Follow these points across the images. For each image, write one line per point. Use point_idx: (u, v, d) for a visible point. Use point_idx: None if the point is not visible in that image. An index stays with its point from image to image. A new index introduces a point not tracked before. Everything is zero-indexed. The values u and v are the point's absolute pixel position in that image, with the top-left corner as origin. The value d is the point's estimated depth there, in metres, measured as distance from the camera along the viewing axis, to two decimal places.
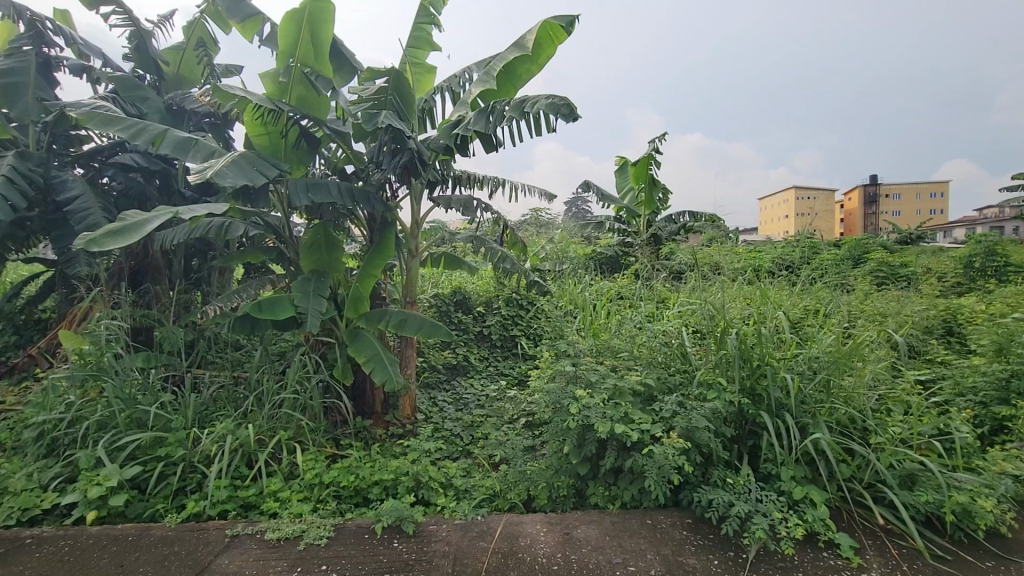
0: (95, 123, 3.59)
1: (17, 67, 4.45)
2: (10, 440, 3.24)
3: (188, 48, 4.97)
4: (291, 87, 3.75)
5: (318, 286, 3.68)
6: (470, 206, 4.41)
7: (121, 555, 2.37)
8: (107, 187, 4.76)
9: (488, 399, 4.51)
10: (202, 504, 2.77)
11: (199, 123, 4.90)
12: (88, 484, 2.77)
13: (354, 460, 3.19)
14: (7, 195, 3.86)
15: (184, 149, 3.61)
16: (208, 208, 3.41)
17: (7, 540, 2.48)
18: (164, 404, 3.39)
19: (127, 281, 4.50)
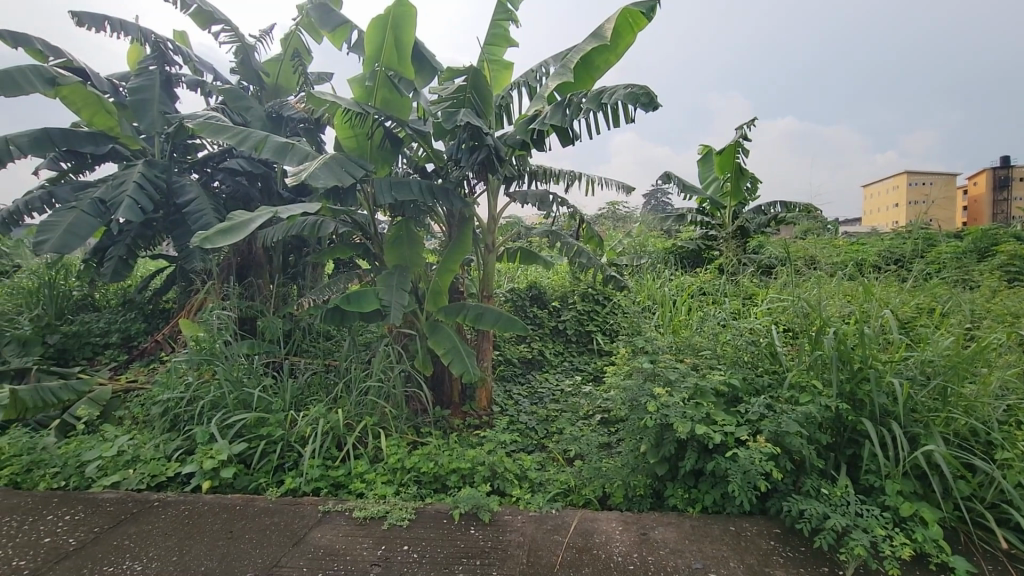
0: (208, 132, 3.97)
1: (145, 85, 5.04)
2: (142, 414, 3.70)
3: (285, 59, 5.34)
4: (376, 90, 3.94)
5: (401, 279, 3.85)
6: (546, 201, 4.41)
7: (230, 522, 2.62)
8: (218, 190, 5.28)
9: (563, 393, 4.51)
10: (298, 480, 3.01)
11: (295, 129, 5.27)
12: (204, 457, 3.10)
13: (433, 448, 3.31)
14: (138, 199, 4.38)
15: (282, 153, 3.91)
16: (304, 207, 3.68)
17: (139, 501, 2.83)
18: (265, 387, 3.71)
19: (234, 275, 4.96)
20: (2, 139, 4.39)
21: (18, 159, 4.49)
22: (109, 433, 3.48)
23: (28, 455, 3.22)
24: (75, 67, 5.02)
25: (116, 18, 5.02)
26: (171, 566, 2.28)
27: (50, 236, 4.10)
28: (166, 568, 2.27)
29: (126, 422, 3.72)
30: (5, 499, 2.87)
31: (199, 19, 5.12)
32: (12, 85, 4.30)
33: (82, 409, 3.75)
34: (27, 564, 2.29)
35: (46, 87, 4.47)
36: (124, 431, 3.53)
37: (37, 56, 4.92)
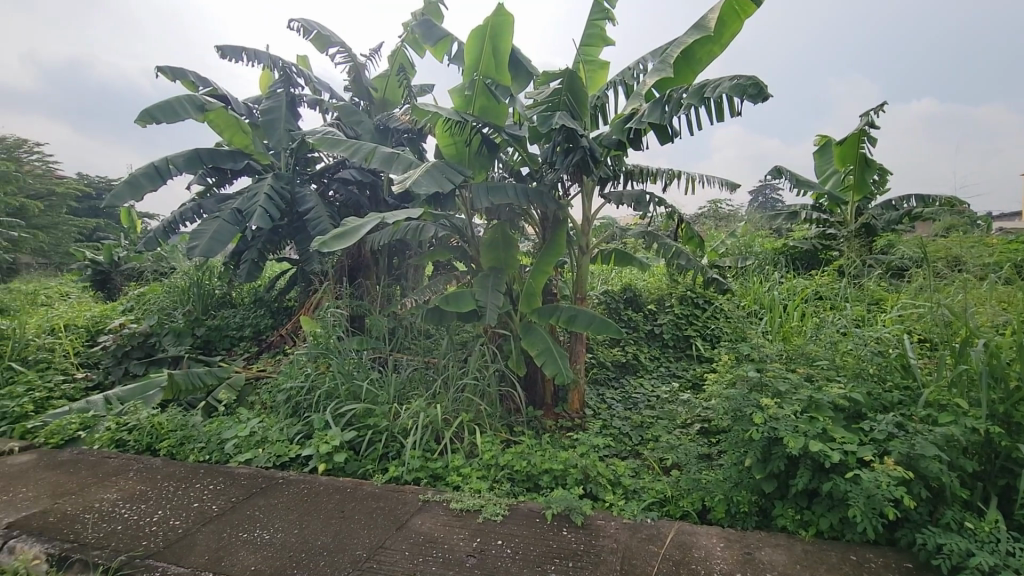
0: (325, 146, 4.35)
1: (274, 106, 5.65)
2: (269, 400, 4.15)
3: (392, 73, 5.71)
4: (475, 99, 4.08)
5: (496, 281, 3.95)
6: (642, 201, 4.30)
7: (342, 503, 2.86)
8: (333, 198, 5.78)
9: (659, 400, 4.35)
10: (401, 469, 3.20)
11: (400, 139, 5.62)
12: (320, 442, 3.41)
13: (526, 447, 3.37)
14: (268, 209, 4.93)
15: (389, 162, 4.19)
16: (407, 213, 3.91)
17: (267, 478, 3.18)
18: (373, 380, 3.99)
19: (347, 276, 5.39)
20: (164, 159, 5.14)
21: (175, 176, 5.24)
22: (243, 415, 3.94)
23: (181, 431, 3.74)
24: (219, 94, 5.75)
25: (251, 49, 5.68)
26: (293, 537, 2.53)
27: (199, 242, 4.75)
28: (288, 538, 2.52)
29: (256, 407, 4.19)
30: (165, 466, 3.37)
31: (319, 44, 5.65)
32: (172, 113, 5.02)
33: (223, 393, 4.28)
34: (181, 524, 2.66)
35: (197, 113, 5.18)
36: (255, 415, 3.98)
37: (190, 87, 5.71)
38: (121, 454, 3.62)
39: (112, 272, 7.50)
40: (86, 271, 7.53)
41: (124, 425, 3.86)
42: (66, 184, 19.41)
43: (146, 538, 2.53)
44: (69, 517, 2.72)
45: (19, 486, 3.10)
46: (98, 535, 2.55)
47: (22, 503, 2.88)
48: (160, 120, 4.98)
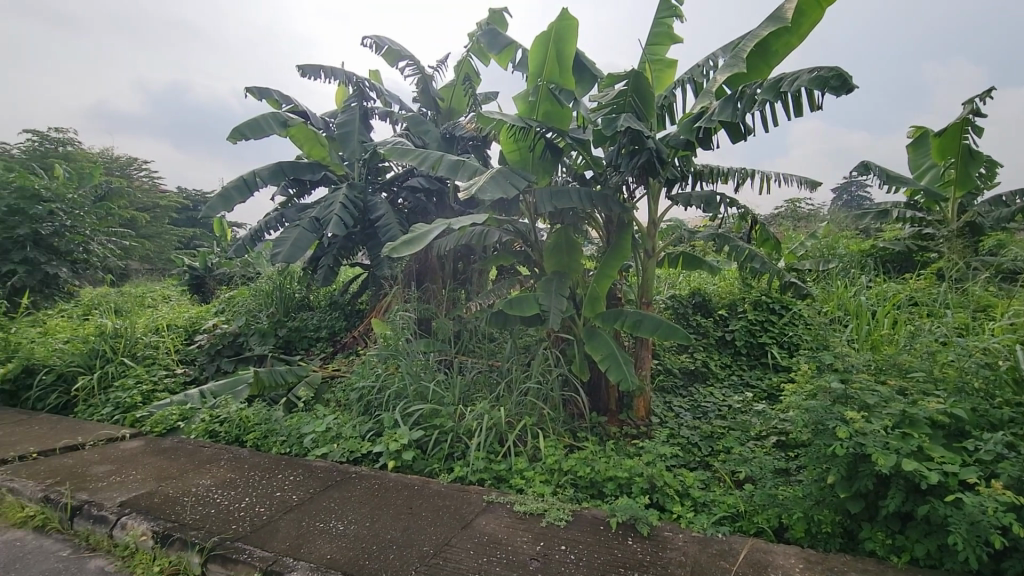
0: (395, 156, 4.52)
1: (349, 120, 5.97)
2: (343, 398, 4.37)
3: (458, 83, 5.86)
4: (539, 105, 4.11)
5: (559, 285, 3.94)
6: (712, 202, 4.14)
7: (410, 499, 2.96)
8: (402, 206, 6.01)
9: (731, 410, 4.16)
10: (466, 469, 3.26)
11: (466, 147, 5.76)
12: (390, 439, 3.55)
13: (590, 453, 3.33)
14: (343, 217, 5.21)
15: (455, 170, 4.31)
16: (472, 218, 3.99)
17: (341, 472, 3.35)
18: (439, 381, 4.10)
19: (415, 281, 5.59)
20: (252, 173, 5.57)
21: (261, 188, 5.66)
22: (319, 412, 4.18)
23: (265, 425, 4.03)
24: (299, 110, 6.15)
25: (328, 66, 6.04)
26: (365, 530, 2.65)
27: (282, 249, 5.10)
28: (360, 531, 2.64)
29: (332, 404, 4.42)
30: (252, 457, 3.64)
31: (390, 58, 5.91)
32: (258, 130, 5.44)
33: (302, 390, 4.57)
34: (265, 511, 2.86)
35: (280, 129, 5.57)
36: (330, 411, 4.21)
37: (274, 105, 6.16)
38: (214, 443, 3.95)
39: (207, 277, 8.21)
40: (185, 276, 8.30)
41: (216, 417, 4.21)
42: (169, 198, 21.46)
43: (235, 522, 2.74)
44: (171, 499, 3.00)
45: (130, 469, 3.46)
46: (195, 517, 2.79)
47: (132, 484, 3.21)
48: (248, 137, 5.41)
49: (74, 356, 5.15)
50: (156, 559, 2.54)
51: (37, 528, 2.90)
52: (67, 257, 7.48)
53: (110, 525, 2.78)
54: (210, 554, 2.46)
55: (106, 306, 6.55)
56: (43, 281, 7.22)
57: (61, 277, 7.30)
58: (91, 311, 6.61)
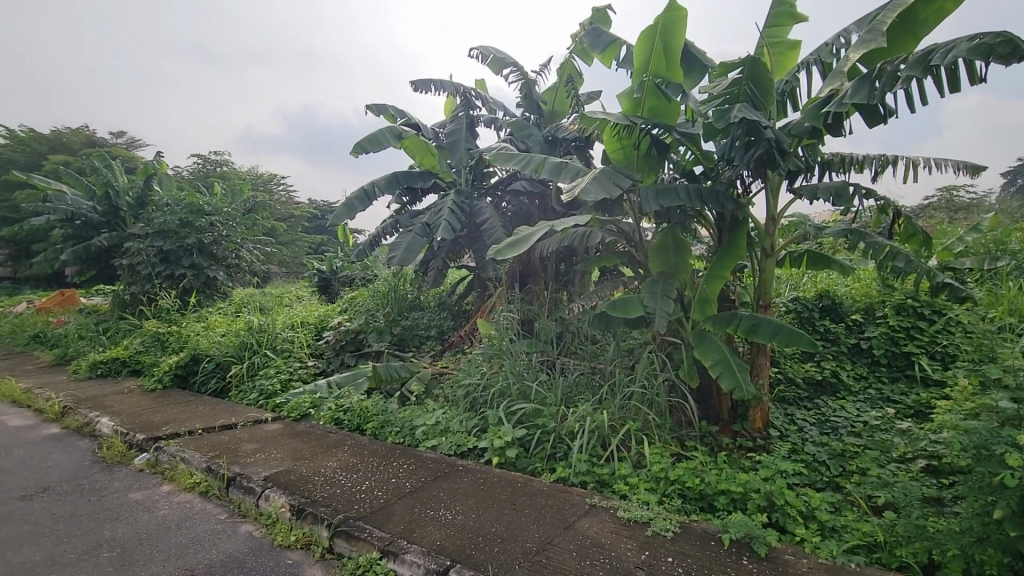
0: (500, 161, 4.63)
1: (455, 129, 6.30)
2: (451, 394, 4.59)
3: (561, 85, 5.89)
4: (643, 101, 4.01)
5: (666, 287, 3.79)
6: (843, 194, 3.73)
7: (514, 496, 3.03)
8: (506, 209, 6.17)
9: (866, 427, 3.71)
10: (568, 471, 3.26)
11: (568, 148, 5.77)
12: (495, 436, 3.65)
13: (699, 463, 3.16)
14: (451, 222, 5.47)
15: (558, 172, 4.33)
16: (575, 219, 3.99)
17: (450, 464, 3.52)
18: (542, 381, 4.14)
19: (519, 282, 5.69)
20: (371, 183, 6.06)
21: (379, 197, 6.14)
22: (430, 406, 4.43)
23: (382, 415, 4.36)
24: (412, 123, 6.57)
25: (438, 79, 6.38)
26: (471, 521, 2.76)
27: (397, 253, 5.49)
28: (467, 521, 2.75)
29: (440, 399, 4.66)
30: (371, 444, 3.96)
31: (495, 67, 6.09)
32: (377, 143, 5.90)
33: (413, 385, 4.87)
34: (382, 495, 3.09)
35: (396, 141, 5.99)
36: (439, 406, 4.44)
37: (390, 119, 6.64)
38: (339, 430, 4.35)
39: (333, 279, 9.07)
40: (315, 278, 9.23)
41: (341, 406, 4.64)
42: (301, 209, 23.99)
43: (357, 503, 2.99)
44: (304, 477, 3.36)
45: (272, 448, 3.93)
46: (323, 495, 3.10)
47: (274, 462, 3.64)
48: (368, 150, 5.89)
49: (228, 348, 5.97)
50: (293, 529, 2.86)
51: (201, 493, 3.40)
52: (223, 262, 8.68)
53: (256, 496, 3.18)
54: (336, 529, 2.71)
55: (253, 305, 7.50)
56: (205, 283, 8.44)
57: (219, 279, 8.48)
58: (241, 309, 7.61)
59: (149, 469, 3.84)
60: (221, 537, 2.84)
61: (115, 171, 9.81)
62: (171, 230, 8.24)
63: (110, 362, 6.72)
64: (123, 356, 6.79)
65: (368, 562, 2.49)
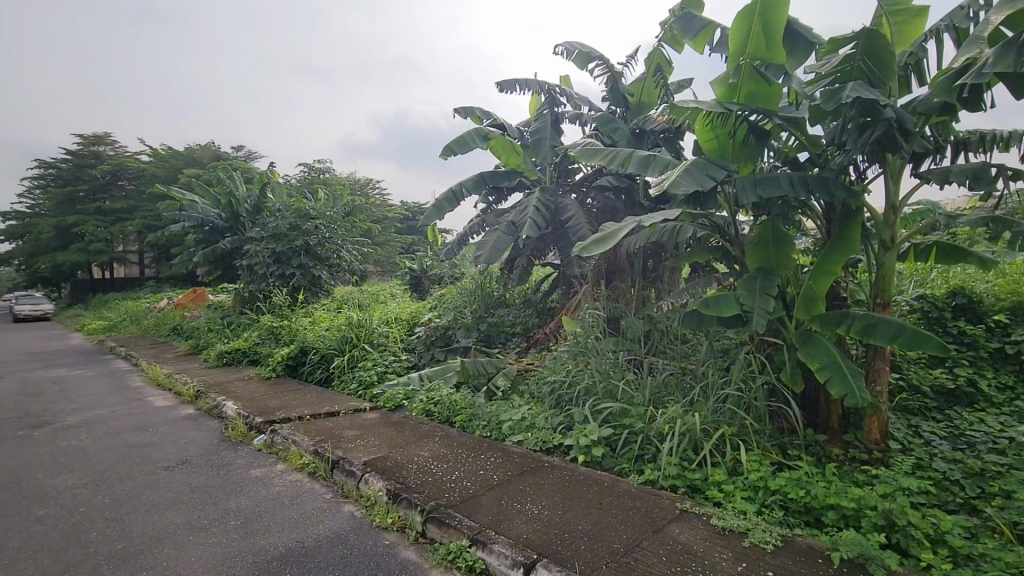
0: (586, 158, 4.55)
1: (540, 127, 6.26)
2: (536, 390, 4.62)
3: (649, 76, 5.71)
4: (741, 85, 3.75)
5: (765, 284, 3.54)
6: (982, 176, 3.27)
7: (600, 495, 2.99)
8: (591, 206, 6.13)
9: (1013, 444, 3.23)
10: (657, 473, 3.16)
11: (657, 140, 5.59)
12: (580, 434, 3.63)
13: (803, 474, 2.93)
14: (536, 219, 5.51)
15: (646, 167, 4.20)
16: (664, 214, 3.85)
17: (536, 460, 3.55)
18: (629, 380, 4.04)
19: (604, 279, 5.59)
20: (458, 184, 6.25)
21: (466, 198, 6.32)
22: (516, 402, 4.50)
23: (470, 409, 4.50)
24: (498, 123, 6.70)
25: (523, 78, 6.44)
26: (557, 517, 2.76)
27: (483, 252, 5.62)
28: (554, 517, 2.76)
29: (526, 395, 4.71)
30: (459, 436, 4.09)
31: (580, 61, 6.03)
32: (464, 145, 6.08)
33: (500, 380, 4.97)
34: (471, 485, 3.19)
35: (482, 142, 6.13)
36: (525, 402, 4.49)
37: (477, 121, 6.81)
38: (430, 421, 4.55)
39: (423, 277, 9.49)
40: (407, 276, 9.72)
41: (431, 399, 4.84)
42: (394, 210, 25.36)
43: (448, 491, 3.11)
44: (399, 464, 3.55)
45: (371, 436, 4.19)
46: (417, 482, 3.26)
47: (372, 448, 3.89)
48: (456, 152, 6.08)
49: (331, 341, 6.46)
50: (390, 511, 3.04)
51: (310, 473, 3.72)
52: (326, 262, 9.41)
53: (357, 479, 3.42)
54: (428, 515, 2.84)
55: (352, 302, 8.05)
56: (311, 281, 9.20)
57: (323, 278, 9.20)
58: (342, 306, 8.20)
59: (266, 448, 4.26)
60: (327, 514, 3.09)
61: (236, 181, 10.97)
62: (282, 234, 9.06)
63: (234, 352, 7.53)
64: (244, 347, 7.58)
65: (458, 549, 2.58)
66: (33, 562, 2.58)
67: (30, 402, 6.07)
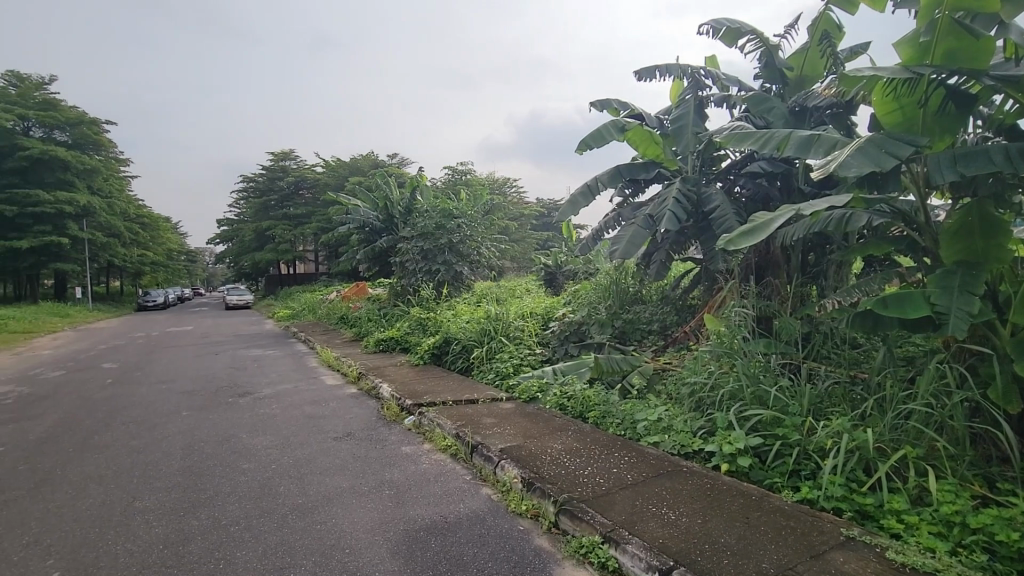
0: (733, 142, 4.15)
1: (682, 113, 5.89)
2: (674, 391, 4.39)
3: (812, 46, 5.09)
4: (936, 43, 3.15)
5: (967, 280, 2.95)
6: None
7: (747, 509, 2.74)
8: (739, 195, 5.69)
9: None
10: (816, 492, 2.80)
11: (821, 117, 5.00)
12: (724, 441, 3.37)
13: (1019, 514, 2.38)
14: (676, 212, 5.23)
15: (808, 148, 3.73)
16: (831, 201, 3.39)
17: (674, 463, 3.38)
18: (783, 387, 3.64)
19: (753, 275, 5.11)
20: (594, 178, 6.19)
21: (602, 192, 6.23)
22: (652, 402, 4.32)
23: (603, 406, 4.45)
24: (636, 113, 6.50)
25: (663, 64, 6.15)
26: (697, 526, 2.60)
27: (619, 246, 5.48)
28: (692, 525, 2.61)
29: (664, 396, 4.50)
30: (593, 433, 4.06)
31: (729, 39, 5.58)
32: (601, 138, 5.99)
33: (635, 378, 4.81)
34: (604, 482, 3.15)
35: (619, 134, 5.98)
36: (662, 403, 4.30)
37: (613, 113, 6.67)
38: (563, 415, 4.59)
39: (558, 273, 9.60)
40: (542, 272, 9.90)
41: (565, 393, 4.88)
42: (530, 208, 25.92)
43: (581, 486, 3.11)
44: (534, 454, 3.64)
45: (507, 425, 4.35)
46: (550, 473, 3.31)
47: (508, 436, 4.04)
48: (592, 146, 6.02)
49: (471, 333, 6.84)
50: (524, 499, 3.13)
51: (452, 455, 3.99)
52: (468, 259, 9.99)
53: (494, 464, 3.58)
54: (561, 507, 2.87)
55: (491, 297, 8.45)
56: (454, 277, 9.84)
57: (464, 274, 9.79)
58: (482, 300, 8.64)
59: (415, 429, 4.66)
60: (466, 494, 3.28)
61: (391, 186, 12.17)
62: (429, 232, 9.83)
63: (389, 340, 8.39)
64: (397, 336, 8.38)
65: (591, 544, 2.57)
66: (238, 506, 3.15)
67: (236, 375, 7.40)
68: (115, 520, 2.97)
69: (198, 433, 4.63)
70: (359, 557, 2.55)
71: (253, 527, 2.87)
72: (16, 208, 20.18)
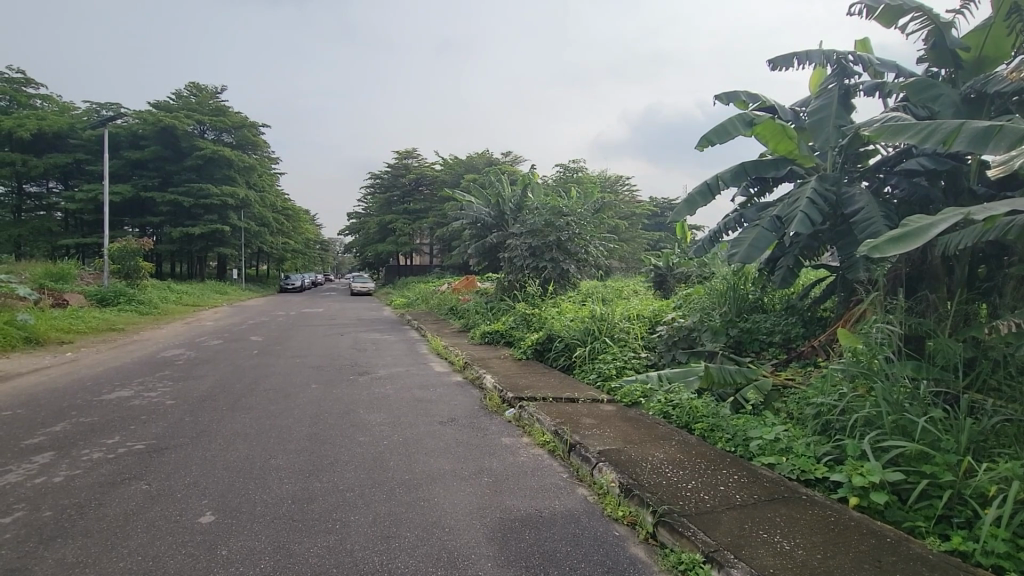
0: (886, 136, 3.63)
1: (825, 103, 5.31)
2: (796, 411, 4.00)
3: (996, 21, 4.31)
4: None
5: None
6: None
7: (880, 552, 2.41)
8: (889, 196, 5.03)
9: None
10: (971, 544, 2.39)
11: (1005, 104, 4.24)
12: (854, 471, 3.00)
13: None
14: (809, 212, 4.74)
15: (986, 142, 3.20)
16: (1012, 204, 2.86)
17: (791, 488, 3.07)
18: (934, 419, 3.14)
19: (903, 287, 4.48)
20: (715, 176, 5.83)
21: (723, 190, 5.84)
22: (769, 419, 3.98)
23: (712, 419, 4.18)
24: (768, 105, 6.00)
25: (803, 51, 5.60)
26: (816, 561, 2.34)
27: (739, 249, 5.08)
28: (810, 560, 2.36)
29: (783, 415, 4.11)
30: (699, 446, 3.83)
31: (886, 18, 4.91)
32: (725, 133, 5.60)
33: (750, 393, 4.42)
34: (709, 499, 2.96)
35: (746, 128, 5.56)
36: (781, 422, 3.93)
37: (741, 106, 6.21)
38: (667, 423, 4.41)
39: (668, 275, 9.21)
40: (652, 273, 9.58)
41: (670, 401, 4.68)
42: (642, 207, 25.16)
43: (683, 498, 2.96)
44: (633, 460, 3.53)
45: (607, 427, 4.28)
46: (650, 481, 3.19)
47: (607, 439, 3.96)
48: (714, 142, 5.67)
49: (575, 332, 6.82)
50: (621, 505, 3.05)
51: (550, 451, 4.02)
52: (574, 257, 9.96)
53: (591, 465, 3.52)
54: (660, 518, 2.75)
55: (597, 296, 8.37)
56: (560, 274, 9.88)
57: (570, 271, 9.80)
58: (586, 299, 8.59)
59: (515, 421, 4.76)
60: (562, 491, 3.28)
61: (504, 184, 12.53)
62: (538, 229, 9.96)
63: (495, 333, 8.67)
64: (501, 329, 8.62)
65: (691, 562, 2.44)
66: (354, 474, 3.44)
67: (357, 355, 8.10)
68: (254, 473, 3.40)
69: (323, 404, 5.14)
70: (457, 537, 2.66)
71: (365, 495, 3.12)
72: (192, 200, 23.87)
